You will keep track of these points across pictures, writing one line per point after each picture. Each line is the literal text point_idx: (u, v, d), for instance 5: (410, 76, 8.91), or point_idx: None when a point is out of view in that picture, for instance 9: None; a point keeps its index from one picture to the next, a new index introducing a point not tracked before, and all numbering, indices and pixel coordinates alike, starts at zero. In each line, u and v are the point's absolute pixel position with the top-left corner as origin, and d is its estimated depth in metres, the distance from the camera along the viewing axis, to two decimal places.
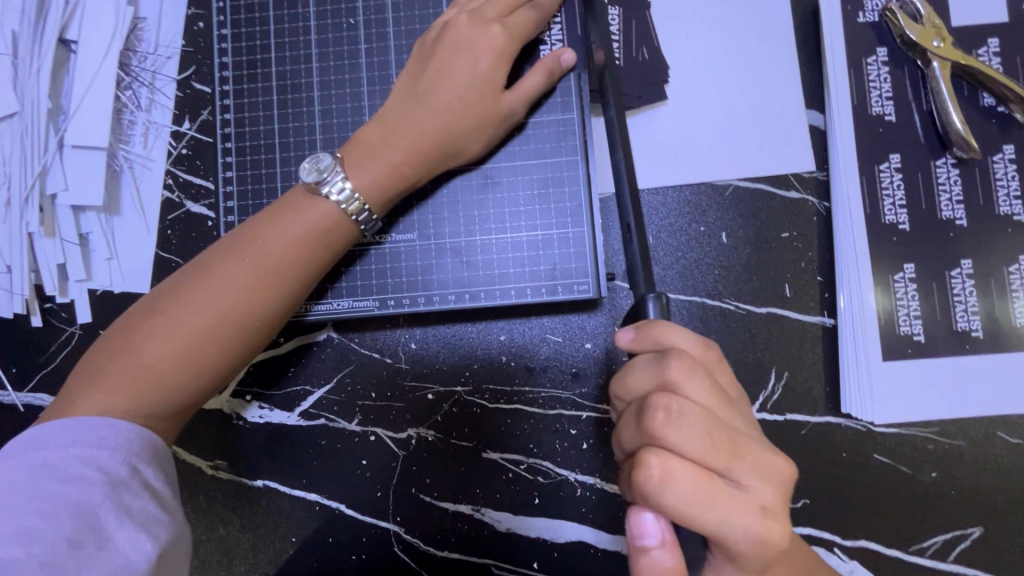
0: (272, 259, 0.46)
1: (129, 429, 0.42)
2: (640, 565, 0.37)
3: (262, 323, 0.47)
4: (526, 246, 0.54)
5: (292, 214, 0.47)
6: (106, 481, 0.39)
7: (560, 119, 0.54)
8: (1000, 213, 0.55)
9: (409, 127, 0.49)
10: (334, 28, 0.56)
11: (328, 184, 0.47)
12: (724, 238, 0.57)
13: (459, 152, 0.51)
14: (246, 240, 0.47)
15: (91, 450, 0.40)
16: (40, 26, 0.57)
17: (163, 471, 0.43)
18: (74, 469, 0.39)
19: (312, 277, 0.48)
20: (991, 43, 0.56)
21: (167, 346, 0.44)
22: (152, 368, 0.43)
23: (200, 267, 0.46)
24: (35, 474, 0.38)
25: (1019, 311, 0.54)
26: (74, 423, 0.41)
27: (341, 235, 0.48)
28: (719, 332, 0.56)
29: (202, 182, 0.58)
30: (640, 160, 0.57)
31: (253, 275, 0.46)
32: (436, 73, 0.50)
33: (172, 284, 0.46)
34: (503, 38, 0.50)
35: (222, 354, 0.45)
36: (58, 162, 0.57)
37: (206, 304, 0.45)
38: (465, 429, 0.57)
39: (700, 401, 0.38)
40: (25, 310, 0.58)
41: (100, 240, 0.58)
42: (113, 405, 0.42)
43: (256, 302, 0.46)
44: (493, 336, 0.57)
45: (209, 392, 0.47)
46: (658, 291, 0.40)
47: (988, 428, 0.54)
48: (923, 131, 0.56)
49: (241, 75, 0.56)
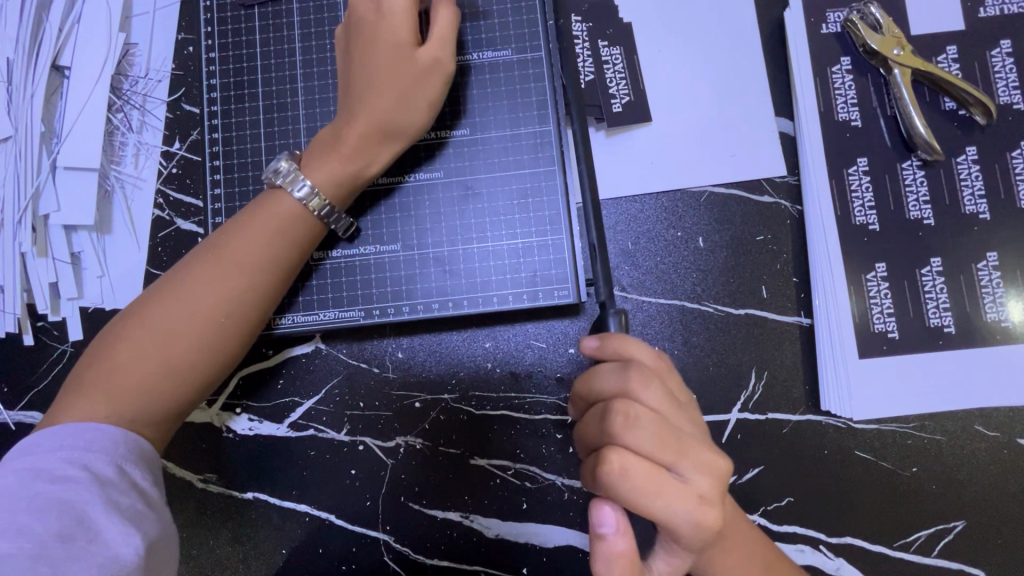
0: (242, 262, 0.47)
1: (116, 432, 0.43)
2: (597, 546, 0.41)
3: (239, 324, 0.48)
4: (507, 253, 0.56)
5: (259, 216, 0.49)
6: (94, 480, 0.40)
7: (537, 131, 0.56)
8: (966, 212, 0.57)
9: (352, 114, 0.51)
10: (318, 50, 0.58)
11: (295, 187, 0.49)
12: (701, 242, 0.58)
13: (402, 122, 0.51)
14: (217, 245, 0.48)
15: (77, 452, 0.40)
16: (34, 53, 0.59)
17: (151, 473, 0.44)
18: (61, 471, 0.40)
19: (285, 275, 0.49)
20: (949, 51, 0.58)
21: (146, 352, 0.45)
22: (132, 374, 0.44)
23: (173, 276, 0.48)
24: (26, 477, 0.39)
25: (989, 307, 0.56)
26: (64, 430, 0.42)
27: (310, 235, 0.50)
28: (699, 335, 0.57)
29: (192, 200, 0.60)
30: (615, 171, 0.59)
31: (226, 277, 0.47)
32: (362, 54, 0.51)
33: (151, 293, 0.47)
34: (398, 7, 0.50)
35: (202, 356, 0.46)
36: (51, 184, 0.58)
37: (183, 309, 0.46)
38: (452, 436, 0.57)
39: (655, 405, 0.42)
40: (17, 329, 0.59)
41: (92, 258, 0.59)
42: (98, 413, 0.43)
43: (229, 303, 0.47)
44: (478, 344, 0.58)
45: (192, 397, 0.47)
46: (619, 308, 0.46)
47: (965, 421, 0.55)
48: (888, 135, 0.58)
49: (228, 96, 0.58)
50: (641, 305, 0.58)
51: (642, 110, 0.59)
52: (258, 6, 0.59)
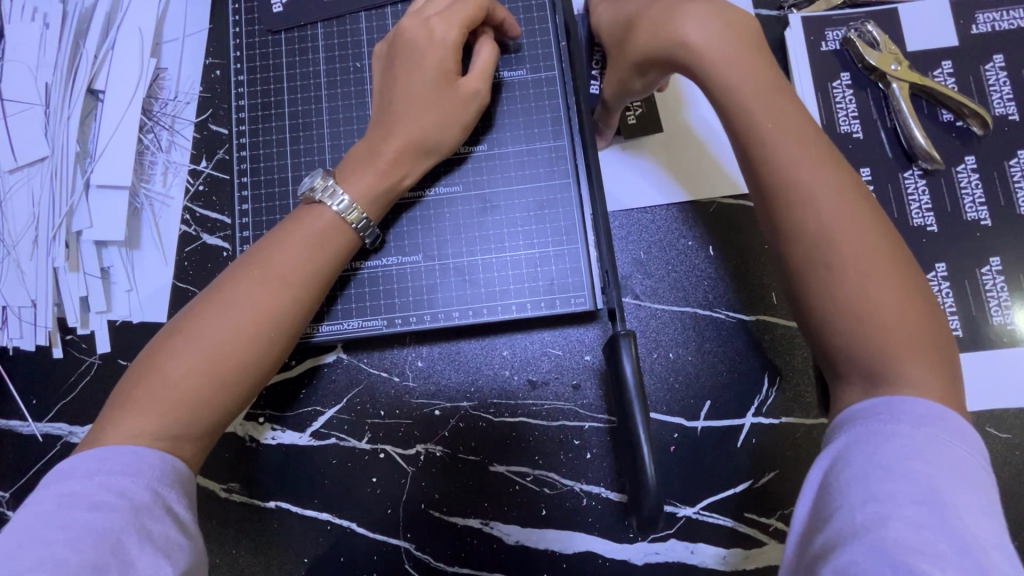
0: (282, 267, 0.48)
1: (156, 454, 0.42)
2: None
3: (280, 328, 0.48)
4: (524, 263, 0.57)
5: (296, 226, 0.50)
6: (130, 507, 0.39)
7: (553, 146, 0.59)
8: (967, 219, 0.58)
9: (389, 129, 0.53)
10: (342, 72, 0.61)
11: (333, 200, 0.50)
12: (711, 251, 0.60)
13: (437, 144, 0.54)
14: (255, 254, 0.49)
15: (114, 477, 0.40)
16: (71, 78, 0.62)
17: (185, 496, 0.44)
18: (97, 496, 0.39)
19: (321, 283, 0.50)
20: (945, 65, 0.61)
21: (184, 368, 0.45)
22: (177, 384, 0.44)
23: (213, 288, 0.48)
24: (62, 502, 0.39)
25: (994, 310, 0.57)
26: (106, 454, 0.41)
27: (343, 241, 0.51)
28: (712, 341, 0.59)
29: (218, 216, 0.62)
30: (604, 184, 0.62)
31: (264, 286, 0.48)
32: (403, 73, 0.53)
33: (188, 308, 0.48)
34: (444, 31, 0.53)
35: (246, 363, 0.46)
36: (84, 202, 0.61)
37: (222, 321, 0.46)
38: (471, 443, 0.58)
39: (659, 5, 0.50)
40: (47, 342, 0.60)
41: (121, 273, 0.61)
42: (140, 432, 0.43)
43: (270, 307, 0.47)
44: (496, 351, 0.59)
45: (237, 405, 0.47)
46: (628, 331, 0.48)
47: (977, 424, 0.56)
48: (889, 146, 0.60)
49: (255, 116, 0.61)
50: (655, 312, 0.59)
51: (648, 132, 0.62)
52: (284, 32, 0.62)
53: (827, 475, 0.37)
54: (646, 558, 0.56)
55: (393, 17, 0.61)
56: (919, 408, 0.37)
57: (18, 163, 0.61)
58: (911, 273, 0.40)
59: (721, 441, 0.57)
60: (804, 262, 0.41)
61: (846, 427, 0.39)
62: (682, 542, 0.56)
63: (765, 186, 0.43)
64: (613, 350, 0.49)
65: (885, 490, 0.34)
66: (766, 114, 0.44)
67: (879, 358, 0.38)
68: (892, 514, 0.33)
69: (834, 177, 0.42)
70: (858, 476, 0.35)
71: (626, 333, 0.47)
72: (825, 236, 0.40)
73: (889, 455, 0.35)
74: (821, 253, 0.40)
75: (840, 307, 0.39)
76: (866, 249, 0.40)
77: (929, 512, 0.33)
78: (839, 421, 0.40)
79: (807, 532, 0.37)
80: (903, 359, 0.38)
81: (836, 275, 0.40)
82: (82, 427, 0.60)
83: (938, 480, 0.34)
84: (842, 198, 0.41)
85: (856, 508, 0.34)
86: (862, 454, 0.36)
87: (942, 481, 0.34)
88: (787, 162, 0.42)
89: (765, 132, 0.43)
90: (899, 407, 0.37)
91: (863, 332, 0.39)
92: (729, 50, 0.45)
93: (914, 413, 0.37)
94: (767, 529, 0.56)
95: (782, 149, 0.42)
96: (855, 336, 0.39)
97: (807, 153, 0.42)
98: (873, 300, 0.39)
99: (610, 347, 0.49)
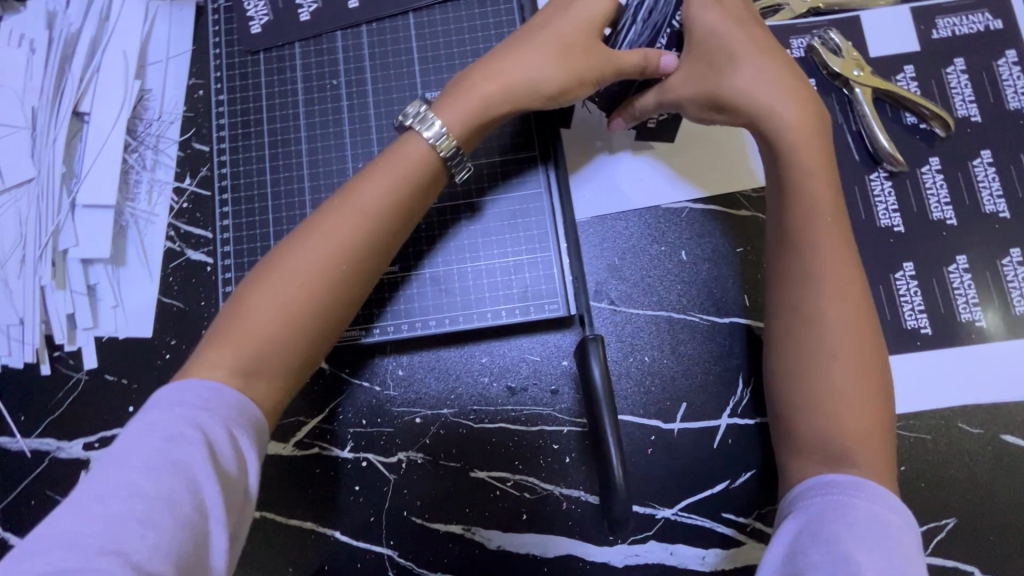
0: (373, 211, 0.48)
1: (232, 393, 0.42)
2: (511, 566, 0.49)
3: (362, 275, 0.48)
4: (499, 271, 0.59)
5: (391, 160, 0.49)
6: (205, 442, 0.39)
7: (524, 157, 0.61)
8: (934, 219, 0.60)
9: (493, 64, 0.52)
10: (319, 89, 0.63)
11: (424, 126, 0.50)
12: (684, 256, 0.61)
13: (538, 89, 0.52)
14: (346, 195, 0.49)
15: (194, 410, 0.40)
16: (57, 101, 0.64)
17: (258, 443, 0.42)
18: (177, 427, 0.39)
19: (404, 225, 0.50)
20: (907, 70, 0.62)
21: (279, 301, 0.45)
22: (260, 321, 0.44)
23: (304, 224, 0.48)
24: (143, 431, 0.39)
25: (963, 307, 0.58)
26: (189, 383, 0.41)
27: (432, 176, 0.50)
28: (686, 343, 0.60)
29: (201, 231, 0.63)
30: (597, 190, 0.62)
31: (362, 222, 0.47)
32: (549, 12, 0.53)
33: (290, 235, 0.48)
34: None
35: (333, 310, 0.47)
36: (71, 221, 0.62)
37: (325, 254, 0.46)
38: (452, 450, 0.59)
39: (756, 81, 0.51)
40: (35, 358, 0.62)
41: (107, 289, 0.63)
42: (223, 364, 0.42)
43: (362, 255, 0.48)
44: (474, 359, 0.60)
45: (318, 348, 0.47)
46: (597, 336, 0.53)
47: (949, 419, 0.57)
48: (855, 149, 0.61)
49: (236, 134, 0.63)
50: (630, 317, 0.60)
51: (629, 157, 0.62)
52: (263, 52, 0.64)
53: (801, 534, 0.40)
54: (626, 560, 0.57)
55: (368, 36, 0.63)
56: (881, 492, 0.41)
57: (6, 185, 0.63)
58: (886, 382, 0.47)
59: (698, 442, 0.58)
60: (804, 333, 0.47)
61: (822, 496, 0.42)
62: (662, 544, 0.57)
63: (794, 261, 0.49)
64: (582, 355, 0.54)
65: (860, 552, 0.37)
66: (821, 208, 0.49)
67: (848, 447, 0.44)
68: (866, 574, 0.36)
69: (852, 277, 0.48)
70: (837, 537, 0.38)
71: (595, 337, 0.53)
72: (826, 322, 0.47)
73: (861, 524, 0.39)
74: (817, 334, 0.47)
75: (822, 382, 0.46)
76: (851, 350, 0.46)
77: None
78: (805, 488, 0.44)
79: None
80: (864, 447, 0.44)
81: (829, 356, 0.46)
82: (70, 442, 0.61)
83: (899, 550, 0.38)
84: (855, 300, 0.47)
85: (836, 564, 0.37)
86: (836, 521, 0.39)
87: (901, 551, 0.38)
88: (819, 252, 0.48)
89: (815, 216, 0.49)
90: (869, 487, 0.41)
91: (829, 409, 0.45)
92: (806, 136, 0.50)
93: (879, 495, 0.41)
94: (745, 528, 0.57)
95: (819, 239, 0.48)
96: (821, 405, 0.46)
97: (835, 249, 0.48)
98: (848, 389, 0.45)
99: (581, 356, 0.54)
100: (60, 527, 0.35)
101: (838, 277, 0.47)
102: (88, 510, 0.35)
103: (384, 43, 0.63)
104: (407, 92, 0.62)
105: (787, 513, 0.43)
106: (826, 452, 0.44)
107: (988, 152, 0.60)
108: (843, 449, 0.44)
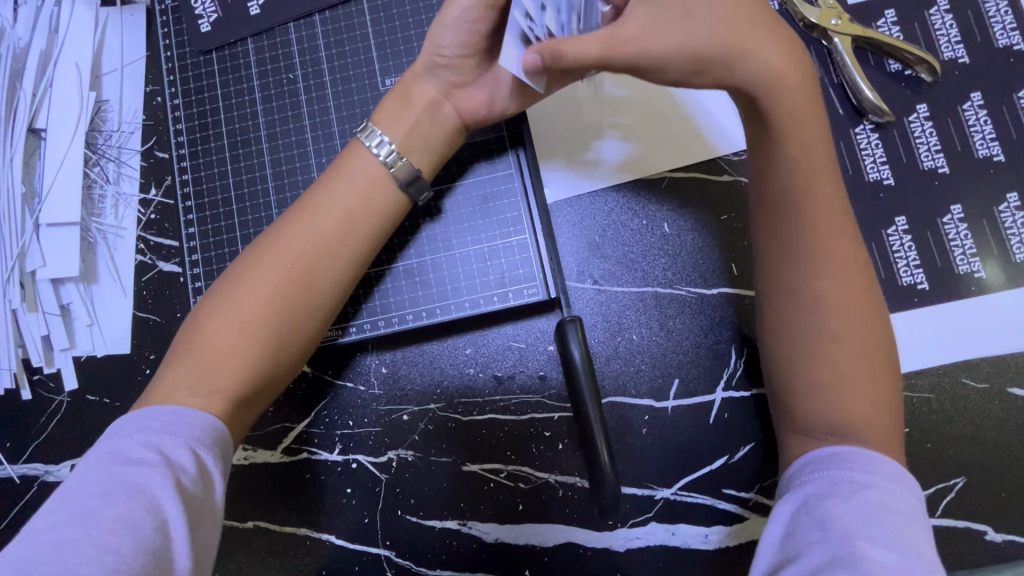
0: (330, 219, 0.48)
1: (194, 415, 0.42)
2: None
3: (325, 280, 0.48)
4: (474, 258, 0.58)
5: (340, 174, 0.50)
6: (164, 464, 0.38)
7: (493, 137, 0.59)
8: (925, 168, 0.57)
9: (408, 86, 0.52)
10: (276, 85, 0.61)
11: (370, 139, 0.51)
12: (666, 227, 0.59)
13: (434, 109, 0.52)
14: (306, 203, 0.49)
15: (153, 435, 0.40)
16: (11, 121, 0.62)
17: (224, 462, 0.42)
18: (135, 453, 0.39)
19: (365, 242, 0.50)
20: (888, 14, 0.59)
21: (234, 325, 0.45)
22: (216, 346, 0.44)
23: (263, 238, 0.48)
24: (102, 459, 0.39)
25: (960, 259, 0.56)
26: (148, 414, 0.41)
27: (385, 189, 0.50)
28: (675, 318, 0.58)
29: (171, 242, 0.62)
30: (578, 191, 0.60)
31: (317, 240, 0.47)
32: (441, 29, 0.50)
33: (244, 256, 0.48)
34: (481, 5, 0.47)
35: (295, 321, 0.47)
36: (36, 242, 0.61)
37: (277, 274, 0.46)
38: (443, 445, 0.58)
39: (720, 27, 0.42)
40: (15, 383, 0.61)
41: (81, 308, 0.61)
42: (182, 392, 0.43)
43: (325, 263, 0.48)
44: (458, 351, 0.59)
45: (285, 369, 0.47)
46: (574, 317, 0.52)
47: (952, 375, 0.55)
48: (839, 103, 0.59)
49: (194, 138, 0.61)
50: (614, 294, 0.58)
51: (608, 155, 0.60)
52: (215, 51, 0.62)
53: (798, 512, 0.38)
54: (628, 544, 0.56)
55: (322, 26, 0.61)
56: (888, 465, 0.38)
57: None
58: (888, 358, 0.43)
59: (693, 418, 0.56)
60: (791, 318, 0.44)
61: (814, 471, 0.40)
62: (663, 524, 0.56)
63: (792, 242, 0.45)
64: (559, 336, 0.53)
65: (856, 526, 0.35)
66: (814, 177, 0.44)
67: (856, 424, 0.41)
68: (867, 546, 0.34)
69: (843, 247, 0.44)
70: (835, 514, 0.36)
71: (573, 318, 0.52)
72: (824, 303, 0.43)
73: (858, 495, 0.37)
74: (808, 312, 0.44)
75: (820, 366, 0.43)
76: (855, 332, 0.43)
77: (904, 556, 0.33)
78: (801, 465, 0.41)
79: (779, 563, 0.37)
80: (867, 424, 0.41)
81: (830, 342, 0.43)
82: (58, 465, 0.60)
83: (903, 516, 0.36)
84: (857, 269, 0.44)
85: (831, 542, 0.35)
86: (834, 494, 0.37)
87: (903, 526, 0.35)
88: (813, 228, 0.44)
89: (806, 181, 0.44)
90: (870, 457, 0.39)
91: (829, 389, 0.42)
92: (799, 82, 0.44)
93: (870, 461, 0.39)
94: (748, 503, 0.55)
95: (811, 211, 0.44)
96: (812, 386, 0.43)
97: (833, 217, 0.44)
98: (850, 369, 0.42)
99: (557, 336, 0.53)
100: (17, 558, 0.33)
101: (836, 250, 0.44)
102: (55, 542, 0.34)
103: (339, 30, 0.61)
104: (366, 81, 0.60)
105: (786, 489, 0.41)
106: (823, 430, 0.42)
107: (978, 94, 0.57)
108: (848, 424, 0.41)
